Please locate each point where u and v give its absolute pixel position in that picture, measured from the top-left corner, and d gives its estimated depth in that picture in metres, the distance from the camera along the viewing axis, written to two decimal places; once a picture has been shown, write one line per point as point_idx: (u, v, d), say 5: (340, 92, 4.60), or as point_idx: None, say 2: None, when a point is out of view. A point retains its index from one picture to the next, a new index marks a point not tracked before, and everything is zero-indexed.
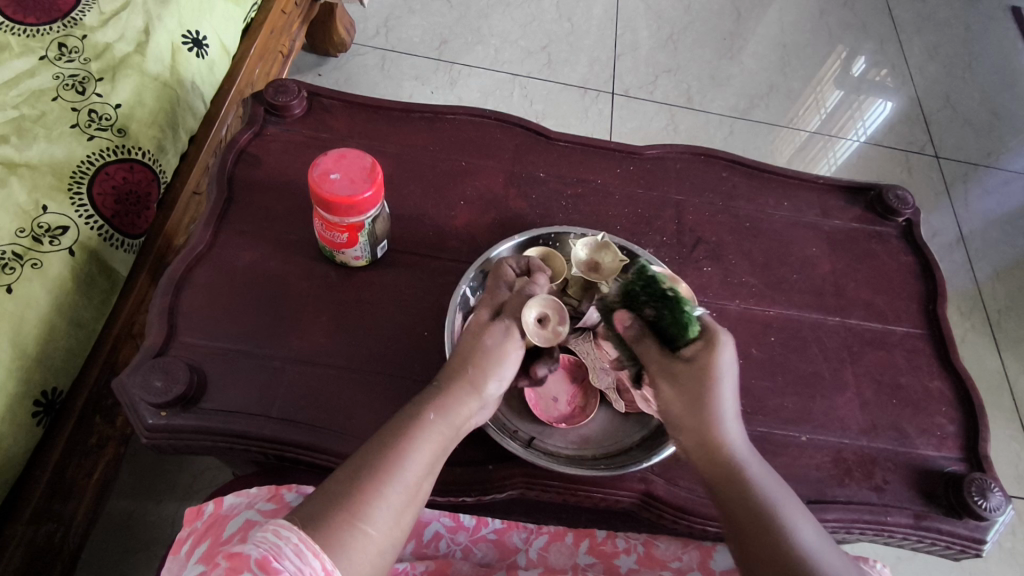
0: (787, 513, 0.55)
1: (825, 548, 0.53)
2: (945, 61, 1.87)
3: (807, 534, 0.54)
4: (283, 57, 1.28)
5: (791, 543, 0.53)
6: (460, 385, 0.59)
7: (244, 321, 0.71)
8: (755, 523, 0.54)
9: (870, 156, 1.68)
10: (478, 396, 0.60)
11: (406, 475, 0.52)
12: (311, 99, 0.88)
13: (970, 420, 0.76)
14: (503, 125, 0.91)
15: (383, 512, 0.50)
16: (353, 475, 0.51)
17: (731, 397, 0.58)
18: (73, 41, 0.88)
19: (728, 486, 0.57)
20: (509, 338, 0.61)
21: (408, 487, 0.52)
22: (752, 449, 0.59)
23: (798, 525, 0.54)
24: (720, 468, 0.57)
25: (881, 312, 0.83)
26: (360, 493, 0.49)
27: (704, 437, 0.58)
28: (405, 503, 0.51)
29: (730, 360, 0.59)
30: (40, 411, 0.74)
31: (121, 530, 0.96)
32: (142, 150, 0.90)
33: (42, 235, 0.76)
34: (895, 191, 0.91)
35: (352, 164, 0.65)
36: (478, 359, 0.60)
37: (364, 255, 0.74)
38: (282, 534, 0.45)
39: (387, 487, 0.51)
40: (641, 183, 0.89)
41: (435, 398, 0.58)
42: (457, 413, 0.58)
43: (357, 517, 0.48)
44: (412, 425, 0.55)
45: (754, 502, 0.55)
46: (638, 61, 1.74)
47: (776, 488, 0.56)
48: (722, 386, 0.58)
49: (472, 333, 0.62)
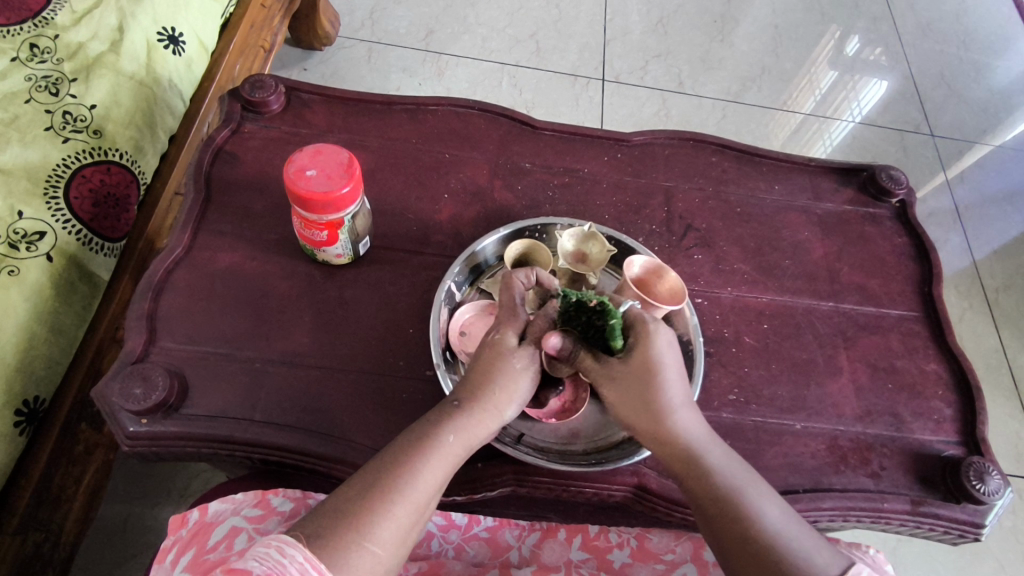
0: (751, 496, 0.54)
1: (790, 525, 0.53)
2: (938, 38, 1.85)
3: (772, 516, 0.53)
4: (265, 52, 1.26)
5: (758, 529, 0.52)
6: (480, 404, 0.56)
7: (226, 324, 0.69)
8: (722, 513, 0.54)
9: (864, 136, 1.66)
10: (497, 415, 0.57)
11: (416, 492, 0.52)
12: (289, 94, 0.86)
13: (968, 402, 0.75)
14: (487, 115, 0.89)
15: (391, 531, 0.49)
16: (362, 494, 0.50)
17: (679, 386, 0.57)
18: (45, 41, 0.86)
19: (692, 478, 0.56)
20: (534, 363, 0.58)
21: (416, 507, 0.52)
22: (709, 432, 0.58)
23: (761, 506, 0.54)
24: (680, 460, 0.57)
25: (875, 295, 0.82)
26: (369, 512, 0.49)
27: (657, 432, 0.57)
28: (412, 521, 0.51)
29: (670, 348, 0.57)
30: (23, 420, 0.73)
31: (114, 536, 0.95)
32: (119, 151, 0.88)
33: (18, 241, 0.74)
34: (887, 172, 0.90)
35: (328, 160, 0.64)
36: (500, 377, 0.57)
37: (346, 253, 0.73)
38: (287, 551, 0.45)
39: (396, 507, 0.50)
40: (628, 171, 0.87)
41: (454, 415, 0.56)
42: (474, 432, 0.56)
43: (365, 535, 0.48)
44: (426, 443, 0.54)
45: (716, 490, 0.55)
46: (627, 46, 1.71)
47: (734, 469, 0.56)
48: (667, 377, 0.56)
49: (495, 347, 0.58)
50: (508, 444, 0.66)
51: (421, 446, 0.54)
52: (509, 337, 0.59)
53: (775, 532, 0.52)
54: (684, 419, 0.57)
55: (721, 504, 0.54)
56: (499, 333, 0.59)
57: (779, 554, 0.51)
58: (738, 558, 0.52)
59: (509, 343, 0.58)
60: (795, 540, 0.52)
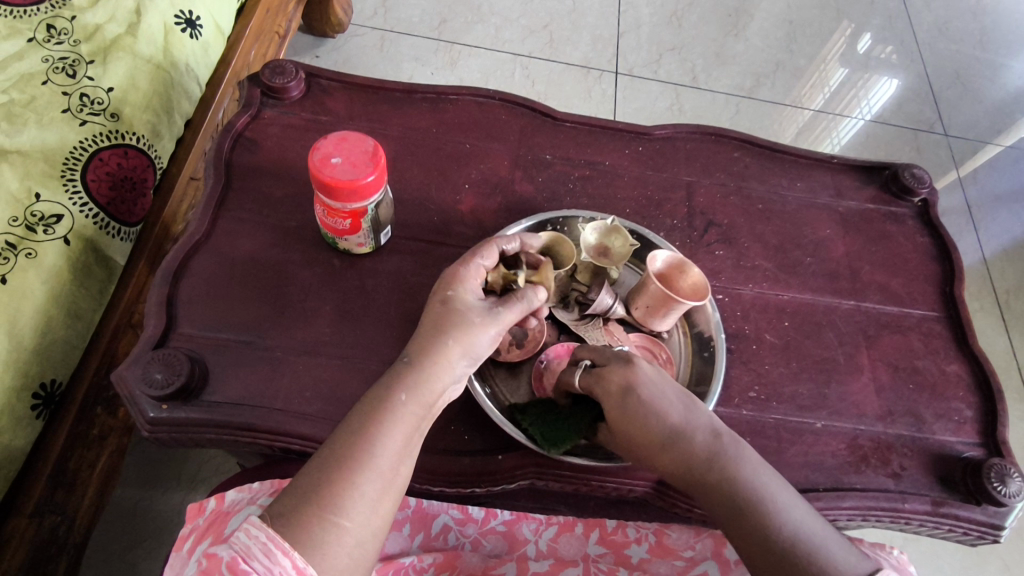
0: (767, 499, 0.53)
1: (813, 526, 0.50)
2: (955, 37, 1.83)
3: (790, 515, 0.51)
4: (279, 37, 1.25)
5: (775, 530, 0.50)
6: (432, 359, 0.54)
7: (246, 311, 0.69)
8: (737, 521, 0.52)
9: (878, 134, 1.65)
10: (453, 370, 0.55)
11: (379, 460, 0.49)
12: (309, 81, 0.85)
13: (989, 404, 0.74)
14: (508, 106, 0.88)
15: (354, 500, 0.47)
16: (320, 464, 0.48)
17: (673, 406, 0.59)
18: (61, 22, 0.85)
19: (705, 492, 0.56)
20: (492, 315, 0.57)
21: (382, 476, 0.49)
22: (726, 439, 0.57)
23: (780, 508, 0.52)
24: (695, 475, 0.57)
25: (896, 295, 0.81)
26: (331, 485, 0.47)
27: (667, 457, 0.58)
28: (379, 491, 0.48)
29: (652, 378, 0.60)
30: (40, 403, 0.73)
31: (126, 521, 0.95)
32: (137, 135, 0.88)
33: (35, 224, 0.73)
34: (910, 170, 0.89)
35: (353, 148, 0.63)
36: (454, 329, 0.55)
37: (367, 242, 0.72)
38: (252, 533, 0.43)
39: (360, 478, 0.48)
40: (650, 165, 0.86)
41: (411, 375, 0.53)
42: (433, 392, 0.54)
43: (326, 508, 0.46)
44: (381, 406, 0.52)
45: (733, 499, 0.54)
46: (641, 39, 1.70)
47: (753, 472, 0.55)
48: (657, 404, 0.59)
49: (446, 303, 0.57)
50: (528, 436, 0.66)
51: (379, 412, 0.51)
52: (461, 293, 0.58)
53: (798, 533, 0.50)
54: (692, 435, 0.58)
55: (737, 511, 0.53)
56: (451, 290, 0.58)
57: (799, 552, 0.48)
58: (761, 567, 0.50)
59: (461, 299, 0.57)
60: (820, 537, 0.49)
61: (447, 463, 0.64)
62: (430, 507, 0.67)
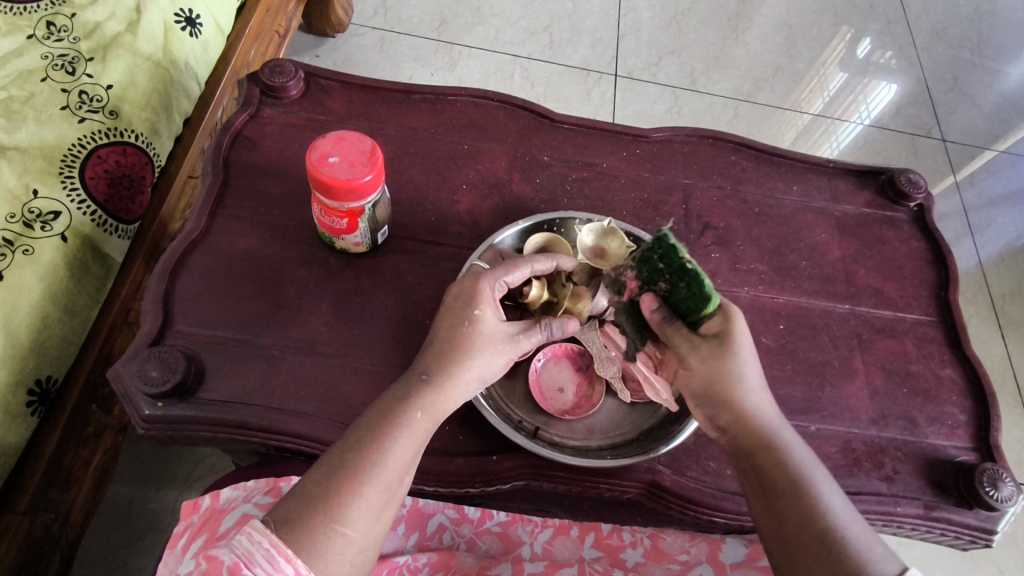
0: (817, 481, 0.52)
1: (856, 519, 0.50)
2: (953, 42, 1.84)
3: (837, 503, 0.51)
4: (279, 36, 1.25)
5: (823, 515, 0.50)
6: (450, 379, 0.55)
7: (242, 310, 0.69)
8: (790, 495, 0.51)
9: (876, 139, 1.65)
10: (466, 391, 0.56)
11: (386, 471, 0.49)
12: (308, 80, 0.85)
13: (982, 409, 0.75)
14: (506, 107, 0.88)
15: (364, 514, 0.47)
16: (332, 474, 0.48)
17: (757, 371, 0.57)
18: (61, 19, 0.85)
19: (764, 456, 0.54)
20: (511, 344, 0.59)
21: (388, 486, 0.49)
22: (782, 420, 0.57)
23: (827, 492, 0.52)
24: (756, 440, 0.55)
25: (891, 299, 0.82)
26: (338, 493, 0.47)
27: (736, 412, 0.56)
28: (383, 501, 0.49)
29: (749, 337, 0.58)
30: (35, 400, 0.73)
31: (121, 518, 0.95)
32: (135, 132, 0.88)
33: (33, 221, 0.73)
34: (906, 175, 0.89)
35: (351, 147, 0.63)
36: (473, 355, 0.56)
37: (364, 241, 0.72)
38: (254, 538, 0.44)
39: (367, 487, 0.48)
40: (647, 167, 0.87)
41: (423, 390, 0.54)
42: (442, 407, 0.54)
43: (336, 519, 0.46)
44: (395, 420, 0.52)
45: (788, 474, 0.53)
46: (641, 42, 1.70)
47: (804, 455, 0.55)
48: (747, 364, 0.56)
49: (473, 324, 0.57)
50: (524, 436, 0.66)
51: (389, 424, 0.51)
52: (487, 316, 0.57)
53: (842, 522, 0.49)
54: (760, 402, 0.56)
55: (791, 486, 0.52)
56: (479, 310, 0.57)
57: (844, 542, 0.48)
58: (803, 549, 0.49)
59: (486, 322, 0.57)
60: (859, 533, 0.49)
61: (442, 463, 0.65)
62: (425, 506, 0.67)
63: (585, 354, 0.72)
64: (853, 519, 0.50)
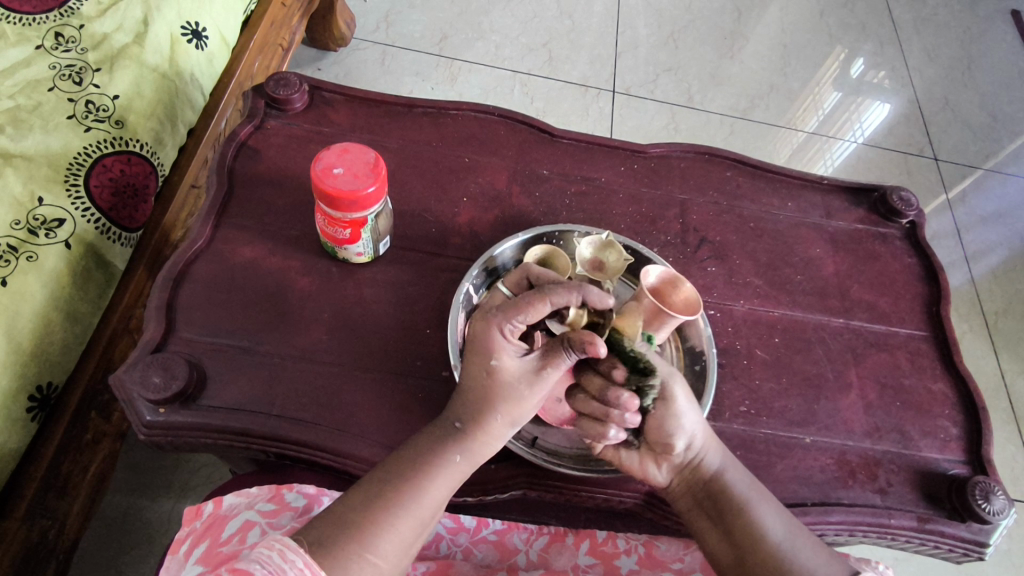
0: (758, 511, 0.59)
1: (799, 541, 0.57)
2: (944, 64, 1.87)
3: (779, 530, 0.57)
4: (283, 50, 1.27)
5: (770, 543, 0.56)
6: (484, 425, 0.56)
7: (245, 318, 0.70)
8: (740, 531, 0.58)
9: (868, 157, 1.68)
10: (501, 434, 0.57)
11: (420, 508, 0.51)
12: (312, 93, 0.87)
13: (974, 423, 0.76)
14: (507, 122, 0.90)
15: (396, 547, 0.49)
16: (365, 506, 0.50)
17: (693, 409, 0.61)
18: (70, 30, 0.86)
19: (708, 499, 0.61)
20: (541, 382, 0.56)
21: (420, 523, 0.51)
22: (728, 455, 0.63)
23: (769, 520, 0.58)
24: (701, 485, 0.62)
25: (884, 314, 0.83)
26: (374, 524, 0.49)
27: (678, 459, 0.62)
28: (414, 537, 0.51)
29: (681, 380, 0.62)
30: (35, 406, 0.73)
31: (116, 526, 0.95)
32: (140, 142, 0.89)
33: (38, 228, 0.74)
34: (898, 193, 0.91)
35: (355, 159, 0.65)
36: (506, 403, 0.55)
37: (366, 252, 0.73)
38: (288, 556, 0.44)
39: (401, 522, 0.50)
40: (645, 182, 0.88)
41: (460, 433, 0.55)
42: (478, 450, 0.56)
43: (368, 549, 0.48)
44: (430, 459, 0.54)
45: (732, 513, 0.59)
46: (638, 59, 1.73)
47: (750, 488, 0.61)
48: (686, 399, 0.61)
49: (493, 373, 0.55)
50: (522, 445, 0.66)
51: (427, 462, 0.53)
52: (508, 364, 0.55)
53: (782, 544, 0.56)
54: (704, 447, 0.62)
55: (736, 512, 0.59)
56: (497, 358, 0.55)
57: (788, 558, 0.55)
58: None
59: (508, 369, 0.55)
60: (801, 552, 0.56)
61: None
62: None
63: None
64: (793, 541, 0.56)
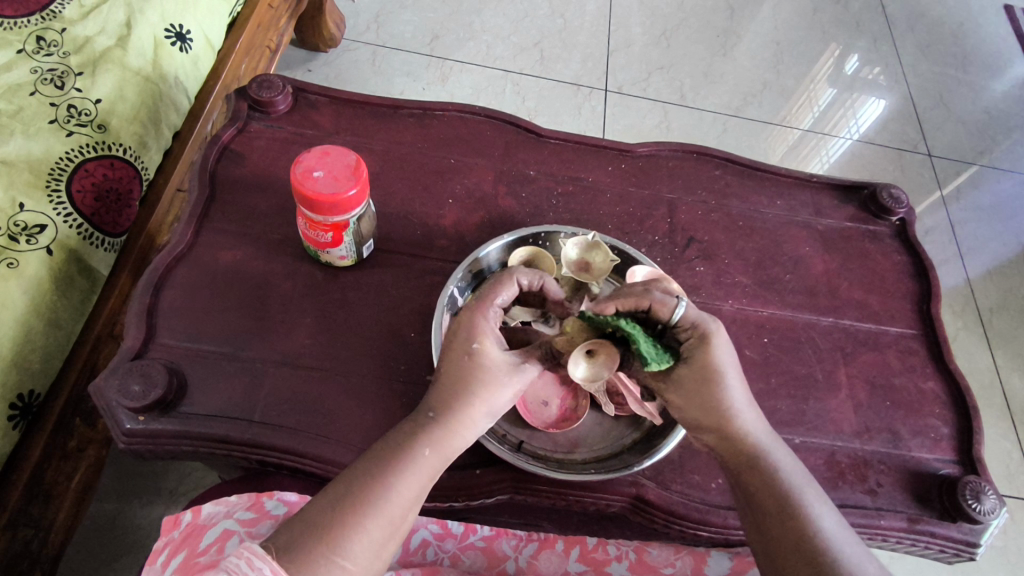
0: (806, 498, 0.54)
1: (845, 536, 0.52)
2: (938, 59, 1.87)
3: (827, 520, 0.53)
4: (271, 51, 1.26)
5: (813, 536, 0.51)
6: (458, 417, 0.55)
7: (227, 324, 0.69)
8: (780, 517, 0.53)
9: (862, 154, 1.67)
10: (474, 426, 0.56)
11: (391, 507, 0.49)
12: (296, 95, 0.86)
13: (964, 421, 0.75)
14: (493, 122, 0.89)
15: (365, 547, 0.48)
16: (334, 506, 0.48)
17: (739, 385, 0.57)
18: (51, 34, 0.85)
19: (751, 477, 0.56)
20: (516, 375, 0.57)
21: (392, 522, 0.50)
22: (771, 434, 0.58)
23: (817, 509, 0.53)
24: (743, 461, 0.57)
25: (874, 313, 0.82)
26: (341, 524, 0.47)
27: (721, 430, 0.57)
28: (385, 537, 0.49)
29: (727, 349, 0.57)
30: (17, 414, 0.72)
31: (104, 534, 0.94)
32: (123, 146, 0.88)
33: (18, 234, 0.73)
34: (888, 190, 0.91)
35: (336, 162, 0.64)
36: (480, 391, 0.55)
37: (350, 255, 0.72)
38: (255, 565, 0.44)
39: (371, 521, 0.48)
40: (633, 182, 0.87)
41: (432, 426, 0.54)
42: (451, 444, 0.54)
43: (337, 551, 0.46)
44: (402, 454, 0.52)
45: (778, 495, 0.54)
46: (630, 58, 1.73)
47: (795, 473, 0.56)
48: (728, 379, 0.56)
49: (473, 358, 0.56)
50: (508, 450, 0.66)
51: (399, 457, 0.52)
52: (489, 348, 0.56)
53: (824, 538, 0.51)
54: (748, 420, 0.57)
55: (778, 498, 0.54)
56: (477, 343, 0.56)
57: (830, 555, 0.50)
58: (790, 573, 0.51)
59: (488, 354, 0.56)
60: (846, 548, 0.51)
61: None
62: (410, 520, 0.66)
63: None
64: (841, 533, 0.52)
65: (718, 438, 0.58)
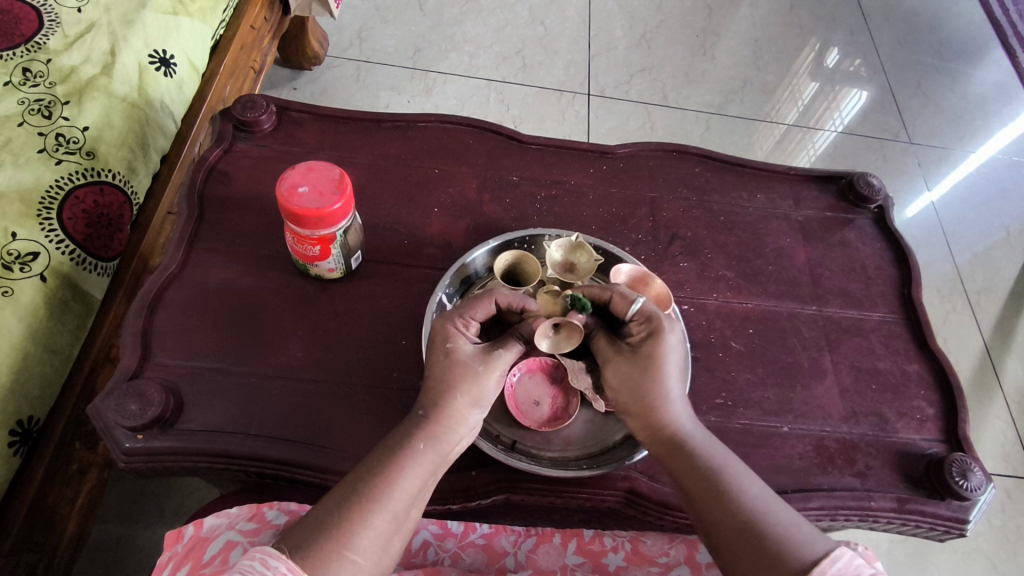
0: (733, 477, 0.55)
1: (777, 507, 0.53)
2: (915, 48, 1.90)
3: (756, 496, 0.53)
4: (255, 72, 1.28)
5: (743, 508, 0.52)
6: (447, 412, 0.56)
7: (221, 341, 0.70)
8: (708, 496, 0.54)
9: (845, 146, 1.70)
10: (466, 418, 0.58)
11: (394, 501, 0.51)
12: (279, 113, 0.88)
13: (949, 401, 0.77)
14: (475, 130, 0.91)
15: (372, 541, 0.49)
16: (341, 505, 0.49)
17: (676, 377, 0.60)
18: (37, 65, 0.87)
19: (679, 465, 0.57)
20: (494, 362, 0.59)
21: (395, 516, 0.51)
22: (701, 427, 0.60)
23: (744, 485, 0.54)
24: (674, 452, 0.58)
25: (857, 299, 0.84)
26: (348, 521, 0.48)
27: (652, 418, 0.59)
28: (391, 532, 0.50)
29: (673, 344, 0.61)
30: (17, 440, 0.73)
31: (109, 557, 0.95)
32: (113, 171, 0.89)
33: (12, 262, 0.75)
34: (864, 178, 0.93)
35: (320, 176, 0.66)
36: (462, 384, 0.57)
37: (338, 267, 0.74)
38: (270, 563, 0.44)
39: (375, 517, 0.50)
40: (615, 182, 0.89)
41: (424, 425, 0.56)
42: (444, 439, 0.56)
43: (346, 546, 0.47)
44: (399, 453, 0.54)
45: (705, 476, 0.55)
46: (612, 61, 1.75)
47: (723, 457, 0.57)
48: (669, 371, 0.59)
49: (450, 357, 0.58)
50: (501, 450, 0.67)
51: (396, 455, 0.53)
52: (462, 346, 0.59)
53: (753, 511, 0.52)
54: (676, 410, 0.59)
55: (707, 484, 0.55)
56: (451, 342, 0.59)
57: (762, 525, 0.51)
58: (730, 550, 0.51)
59: (464, 351, 0.59)
60: (777, 514, 0.52)
61: None
62: None
63: (559, 365, 0.72)
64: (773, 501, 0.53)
65: (657, 435, 0.59)
